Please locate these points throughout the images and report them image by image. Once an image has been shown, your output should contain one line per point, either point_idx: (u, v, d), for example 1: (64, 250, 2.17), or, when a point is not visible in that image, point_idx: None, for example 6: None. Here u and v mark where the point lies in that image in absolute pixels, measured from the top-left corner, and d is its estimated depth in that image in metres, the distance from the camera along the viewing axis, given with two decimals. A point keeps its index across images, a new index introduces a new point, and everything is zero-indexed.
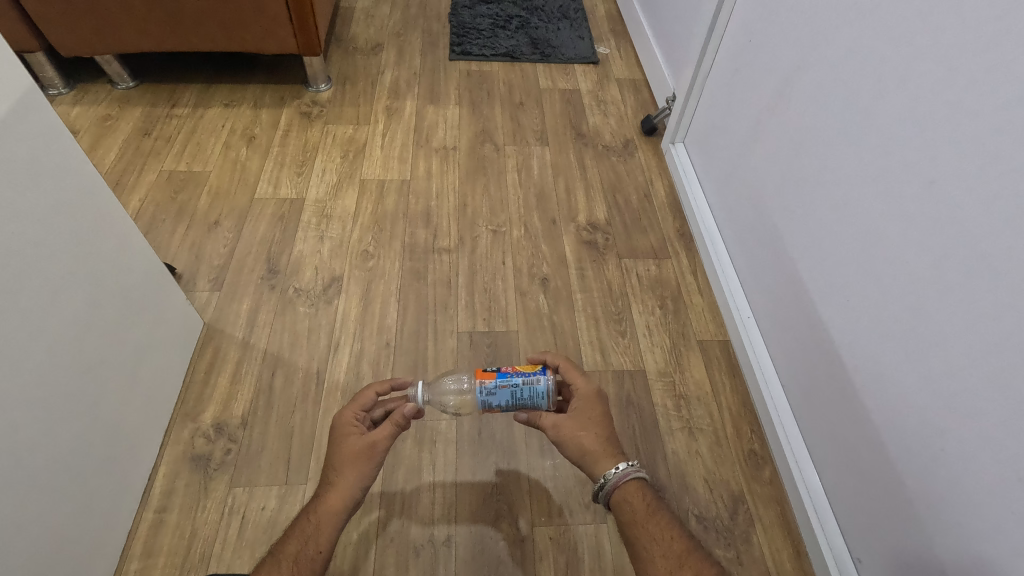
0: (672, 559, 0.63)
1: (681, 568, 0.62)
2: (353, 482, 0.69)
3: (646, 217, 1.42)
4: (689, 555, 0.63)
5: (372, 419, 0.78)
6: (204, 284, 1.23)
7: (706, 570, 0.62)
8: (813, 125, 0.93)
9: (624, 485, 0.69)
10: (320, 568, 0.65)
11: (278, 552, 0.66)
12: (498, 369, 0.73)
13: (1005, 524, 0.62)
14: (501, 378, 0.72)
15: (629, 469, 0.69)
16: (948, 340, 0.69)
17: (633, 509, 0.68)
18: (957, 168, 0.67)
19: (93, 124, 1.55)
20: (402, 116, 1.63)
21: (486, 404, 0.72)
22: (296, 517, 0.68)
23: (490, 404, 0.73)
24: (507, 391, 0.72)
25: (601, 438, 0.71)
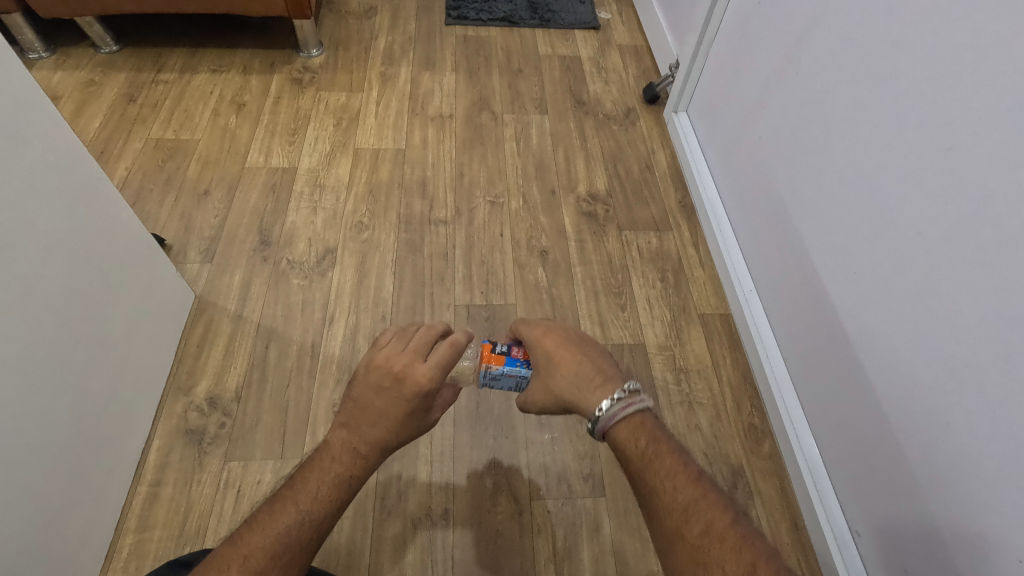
0: (678, 511, 0.55)
1: (689, 521, 0.54)
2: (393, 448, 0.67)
3: (648, 188, 1.39)
4: (697, 505, 0.55)
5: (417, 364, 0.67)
6: (195, 256, 1.20)
7: (718, 518, 0.54)
8: (823, 91, 0.89)
9: (614, 427, 0.62)
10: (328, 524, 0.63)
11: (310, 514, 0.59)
12: (510, 355, 0.71)
13: (1009, 499, 0.61)
14: (509, 367, 0.71)
15: (615, 407, 0.62)
16: (961, 313, 0.66)
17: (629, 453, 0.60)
18: (975, 134, 0.64)
19: (76, 89, 1.50)
20: (397, 83, 1.58)
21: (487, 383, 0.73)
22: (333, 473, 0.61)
23: (490, 383, 0.73)
24: (512, 379, 0.71)
25: (575, 372, 0.66)
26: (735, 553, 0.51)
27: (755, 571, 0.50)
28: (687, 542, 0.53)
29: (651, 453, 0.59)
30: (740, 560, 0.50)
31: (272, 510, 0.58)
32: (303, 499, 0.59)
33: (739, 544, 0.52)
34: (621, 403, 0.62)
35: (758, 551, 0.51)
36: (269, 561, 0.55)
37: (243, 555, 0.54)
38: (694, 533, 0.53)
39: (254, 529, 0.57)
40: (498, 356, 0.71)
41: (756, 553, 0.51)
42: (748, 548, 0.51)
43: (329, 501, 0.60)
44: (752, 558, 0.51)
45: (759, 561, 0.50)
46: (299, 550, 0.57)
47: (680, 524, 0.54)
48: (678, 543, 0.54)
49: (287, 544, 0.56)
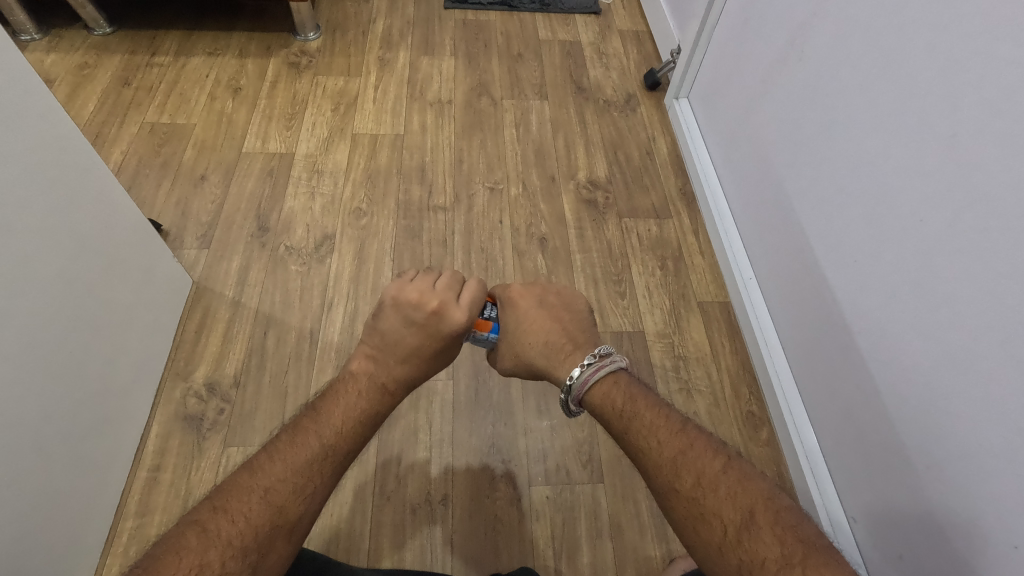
0: (668, 464, 0.58)
1: (679, 473, 0.57)
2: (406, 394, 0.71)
3: (649, 175, 1.38)
4: (683, 456, 0.57)
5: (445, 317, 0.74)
6: (192, 241, 1.19)
7: (707, 466, 0.56)
8: (826, 77, 0.88)
9: (588, 392, 0.68)
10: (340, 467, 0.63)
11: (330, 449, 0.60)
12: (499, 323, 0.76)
13: (1005, 485, 0.61)
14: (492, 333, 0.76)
15: (586, 371, 0.68)
16: (962, 301, 0.66)
17: (611, 416, 0.65)
18: (980, 120, 0.63)
19: (69, 72, 1.48)
20: (395, 68, 1.56)
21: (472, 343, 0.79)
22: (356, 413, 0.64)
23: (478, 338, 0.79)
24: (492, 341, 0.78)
25: (545, 347, 0.73)
26: (730, 500, 0.54)
27: (753, 518, 0.52)
28: (681, 495, 0.55)
29: (630, 412, 0.63)
30: (739, 508, 0.53)
31: (299, 440, 0.59)
32: (328, 433, 0.60)
33: (735, 491, 0.54)
34: (592, 367, 0.68)
35: (756, 495, 0.54)
36: (295, 493, 0.55)
37: (270, 484, 0.54)
38: (687, 485, 0.56)
39: (280, 458, 0.57)
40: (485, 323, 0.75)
41: (754, 499, 0.53)
42: (745, 494, 0.54)
43: (350, 438, 0.62)
44: (749, 503, 0.53)
45: (757, 505, 0.53)
46: (321, 484, 0.58)
47: (671, 479, 0.57)
48: (672, 497, 0.56)
49: (310, 475, 0.57)
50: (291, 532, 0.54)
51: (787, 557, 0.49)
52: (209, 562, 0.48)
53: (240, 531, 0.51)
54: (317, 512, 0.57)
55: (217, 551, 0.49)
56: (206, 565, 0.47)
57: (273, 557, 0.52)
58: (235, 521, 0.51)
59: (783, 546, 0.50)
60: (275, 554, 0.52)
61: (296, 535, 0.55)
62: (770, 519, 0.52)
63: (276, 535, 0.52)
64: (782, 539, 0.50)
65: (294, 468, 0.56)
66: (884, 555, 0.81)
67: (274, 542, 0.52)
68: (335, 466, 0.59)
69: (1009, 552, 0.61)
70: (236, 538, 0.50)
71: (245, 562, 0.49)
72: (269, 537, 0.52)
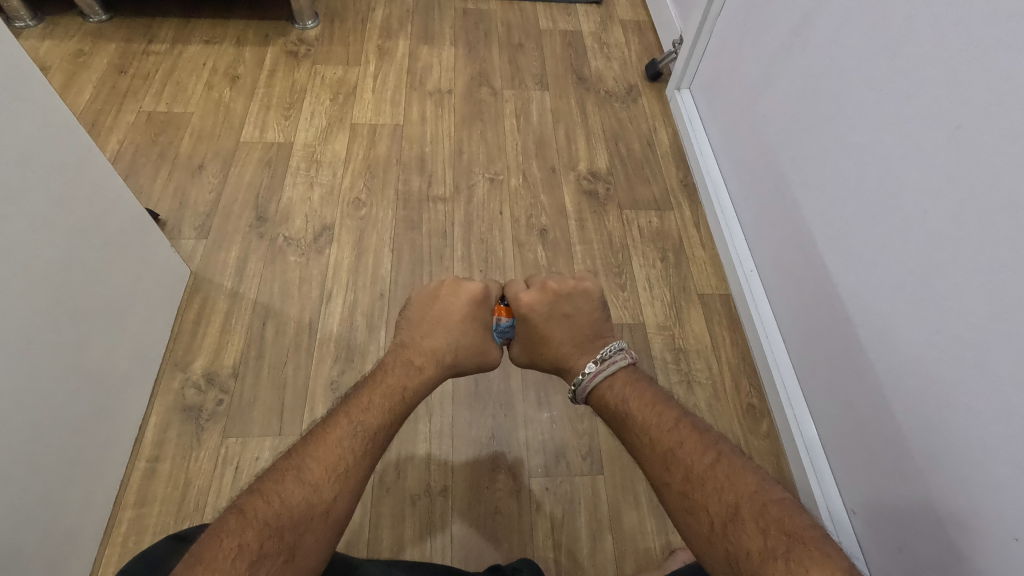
0: (661, 460, 0.61)
1: (671, 469, 0.59)
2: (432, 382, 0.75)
3: (650, 167, 1.37)
4: (674, 453, 0.60)
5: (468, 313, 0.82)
6: (190, 231, 1.18)
7: (697, 462, 0.58)
8: (830, 67, 0.87)
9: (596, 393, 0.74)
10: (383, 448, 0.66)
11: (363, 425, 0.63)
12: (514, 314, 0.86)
13: (1006, 477, 0.61)
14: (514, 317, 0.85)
15: (591, 374, 0.73)
16: (966, 294, 0.66)
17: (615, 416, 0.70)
18: (988, 111, 0.62)
19: (65, 60, 1.46)
20: (394, 57, 1.54)
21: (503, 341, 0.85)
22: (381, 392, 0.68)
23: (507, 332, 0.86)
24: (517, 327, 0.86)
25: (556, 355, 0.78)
26: (716, 494, 0.55)
27: (738, 512, 0.53)
28: (674, 488, 0.58)
29: (627, 412, 0.67)
30: (723, 502, 0.54)
31: (331, 426, 0.61)
32: (360, 417, 0.63)
33: (721, 486, 0.55)
34: (592, 372, 0.73)
35: (742, 489, 0.55)
36: (330, 475, 0.57)
37: (304, 467, 0.56)
38: (677, 480, 0.58)
39: (313, 443, 0.59)
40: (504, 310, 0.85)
41: (739, 494, 0.54)
42: (730, 488, 0.55)
43: (382, 424, 0.65)
44: (734, 498, 0.54)
45: (742, 499, 0.54)
46: (356, 467, 0.60)
47: (665, 473, 0.60)
48: (667, 490, 0.59)
49: (345, 458, 0.59)
50: (329, 514, 0.56)
51: (770, 548, 0.50)
52: (247, 542, 0.49)
53: (276, 511, 0.52)
54: (354, 496, 0.59)
55: (255, 530, 0.50)
56: (244, 544, 0.49)
57: (311, 538, 0.54)
58: (271, 503, 0.53)
59: (766, 538, 0.50)
60: (312, 536, 0.54)
61: (332, 517, 0.56)
62: (755, 511, 0.52)
63: (311, 517, 0.54)
64: (765, 532, 0.51)
65: (328, 452, 0.59)
66: (883, 547, 0.81)
67: (310, 524, 0.54)
68: (369, 450, 0.62)
69: (1009, 545, 0.61)
70: (272, 519, 0.52)
71: (281, 543, 0.51)
72: (304, 518, 0.54)
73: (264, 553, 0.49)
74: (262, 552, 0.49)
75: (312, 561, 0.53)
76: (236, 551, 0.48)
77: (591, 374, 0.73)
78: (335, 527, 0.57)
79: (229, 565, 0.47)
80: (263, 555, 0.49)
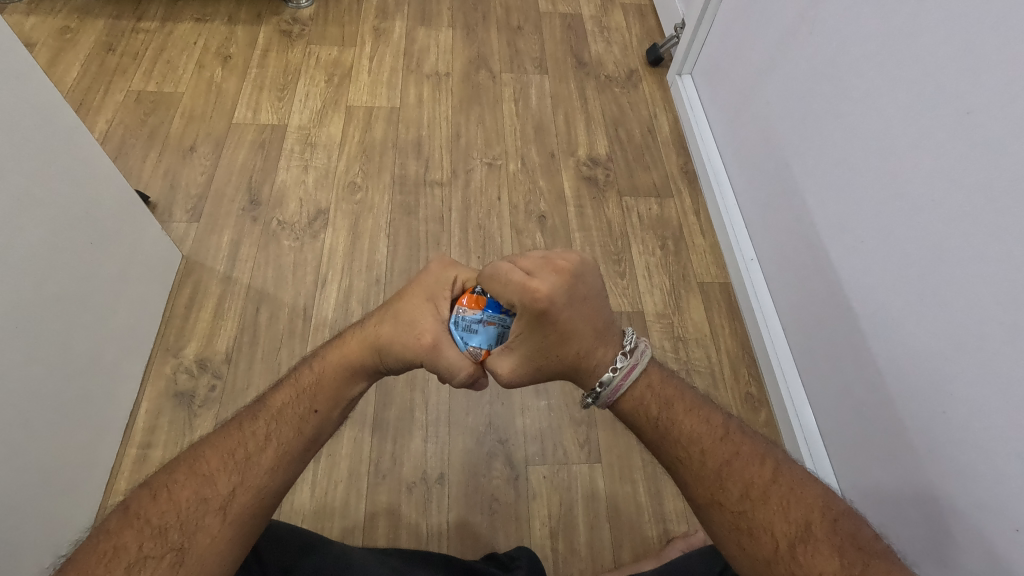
0: (712, 476, 0.49)
1: (725, 486, 0.49)
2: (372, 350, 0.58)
3: (650, 153, 1.35)
4: (730, 465, 0.49)
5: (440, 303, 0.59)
6: (181, 214, 1.16)
7: (756, 476, 0.49)
8: (835, 52, 0.85)
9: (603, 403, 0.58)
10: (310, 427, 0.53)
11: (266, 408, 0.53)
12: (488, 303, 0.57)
13: (1009, 470, 0.61)
14: (490, 314, 0.56)
15: (616, 382, 0.54)
16: (972, 286, 0.64)
17: (642, 422, 0.54)
18: (999, 97, 0.60)
19: (50, 37, 1.42)
20: (391, 39, 1.51)
21: (467, 349, 0.57)
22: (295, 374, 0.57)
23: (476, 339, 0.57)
24: (492, 331, 0.57)
25: None
26: (782, 511, 0.47)
27: (809, 530, 0.46)
28: (726, 509, 0.48)
29: (666, 420, 0.53)
30: (792, 520, 0.46)
31: (235, 414, 0.53)
32: (268, 400, 0.54)
33: (787, 502, 0.47)
34: (622, 370, 0.55)
35: (810, 503, 0.47)
36: (226, 463, 0.49)
37: (196, 457, 0.49)
38: (733, 497, 0.48)
39: (211, 431, 0.51)
40: (478, 299, 0.57)
41: (809, 508, 0.47)
42: (797, 503, 0.47)
43: (292, 400, 0.54)
44: (804, 514, 0.47)
45: (812, 517, 0.47)
46: (263, 453, 0.50)
47: (715, 490, 0.49)
48: (714, 510, 0.48)
49: (245, 442, 0.50)
50: (228, 509, 0.47)
51: (848, 568, 0.44)
52: (124, 545, 0.43)
53: (162, 509, 0.46)
54: (267, 487, 0.49)
55: (132, 532, 0.44)
56: (120, 548, 0.43)
57: (207, 537, 0.45)
58: (158, 500, 0.46)
59: (843, 557, 0.44)
60: (209, 535, 0.45)
61: (236, 513, 0.47)
62: (828, 530, 0.46)
63: (204, 512, 0.46)
64: (841, 550, 0.45)
65: (227, 439, 0.50)
66: None
67: (203, 520, 0.46)
68: (280, 432, 0.52)
69: (1011, 536, 0.61)
70: (156, 518, 0.45)
71: (167, 543, 0.44)
72: (195, 514, 0.46)
73: (144, 555, 0.43)
74: (142, 555, 0.43)
75: (211, 565, 0.44)
76: (109, 556, 0.43)
77: (618, 383, 0.54)
78: (245, 522, 0.47)
79: (101, 572, 0.42)
80: (142, 558, 0.43)
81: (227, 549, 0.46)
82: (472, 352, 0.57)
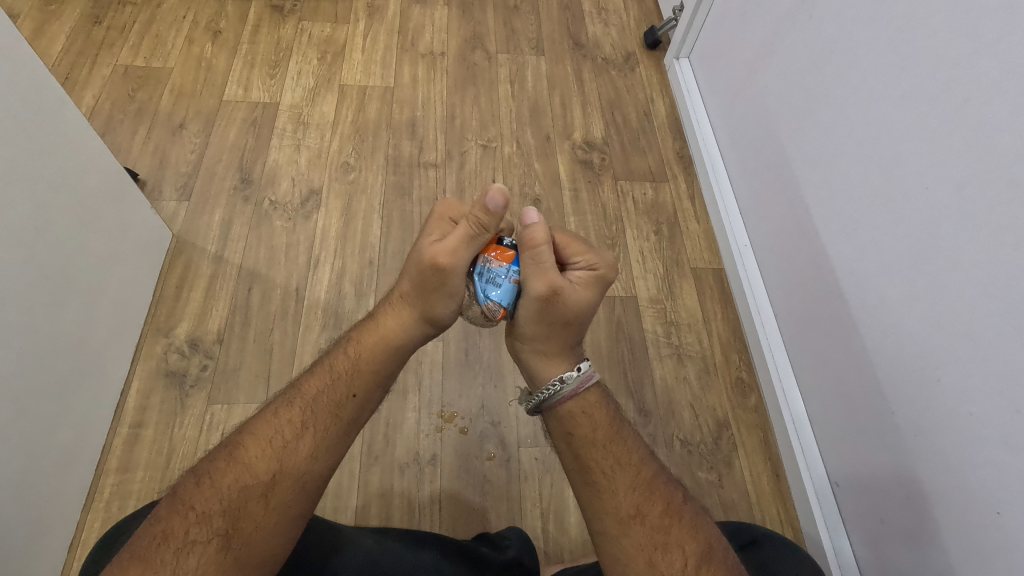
0: (639, 490, 0.52)
1: (649, 500, 0.51)
2: (408, 327, 0.58)
3: (646, 138, 1.34)
4: (655, 483, 0.53)
5: (447, 244, 0.55)
6: (171, 193, 1.14)
7: (674, 497, 0.53)
8: (835, 36, 0.84)
9: (585, 393, 0.57)
10: (349, 414, 0.54)
11: (300, 392, 0.54)
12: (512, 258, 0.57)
13: (993, 454, 0.62)
14: (517, 269, 0.57)
15: (590, 371, 0.57)
16: (964, 275, 0.65)
17: (585, 427, 0.55)
18: (998, 83, 0.60)
19: (35, 8, 1.38)
20: (385, 16, 1.48)
21: (486, 303, 0.57)
22: (331, 352, 0.58)
23: (495, 297, 0.56)
24: (512, 287, 0.57)
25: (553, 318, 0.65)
26: (693, 531, 0.51)
27: (711, 551, 0.50)
28: (646, 524, 0.50)
29: (616, 430, 0.55)
30: (699, 539, 0.50)
31: (271, 400, 0.55)
32: (304, 385, 0.55)
33: (697, 524, 0.51)
34: (580, 377, 0.57)
35: (712, 529, 0.52)
36: (264, 452, 0.51)
37: (236, 446, 0.51)
38: (655, 513, 0.51)
39: (250, 418, 0.53)
40: (505, 252, 0.57)
41: (711, 533, 0.52)
42: (702, 526, 0.52)
43: (326, 385, 0.55)
44: (707, 537, 0.51)
45: (713, 540, 0.51)
46: (302, 441, 0.52)
47: (640, 504, 0.51)
48: (634, 524, 0.50)
49: (281, 432, 0.52)
50: (270, 496, 0.49)
51: None
52: (172, 530, 0.46)
53: (204, 496, 0.48)
54: (307, 474, 0.51)
55: (180, 518, 0.47)
56: (168, 533, 0.46)
57: (252, 523, 0.48)
58: (201, 487, 0.49)
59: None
60: (252, 521, 0.48)
61: (277, 500, 0.49)
62: (724, 553, 0.50)
63: (247, 500, 0.48)
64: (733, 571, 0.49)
65: (264, 427, 0.52)
66: (865, 519, 0.83)
67: (246, 507, 0.48)
68: (317, 421, 0.53)
69: (993, 518, 0.62)
70: (199, 505, 0.48)
71: (211, 529, 0.47)
72: (238, 501, 0.48)
73: (191, 541, 0.46)
74: (189, 540, 0.46)
75: (257, 551, 0.48)
76: (160, 540, 0.46)
77: (591, 372, 0.57)
78: (288, 508, 0.50)
79: (153, 555, 0.45)
80: (189, 543, 0.46)
81: (272, 534, 0.49)
82: (490, 308, 0.57)
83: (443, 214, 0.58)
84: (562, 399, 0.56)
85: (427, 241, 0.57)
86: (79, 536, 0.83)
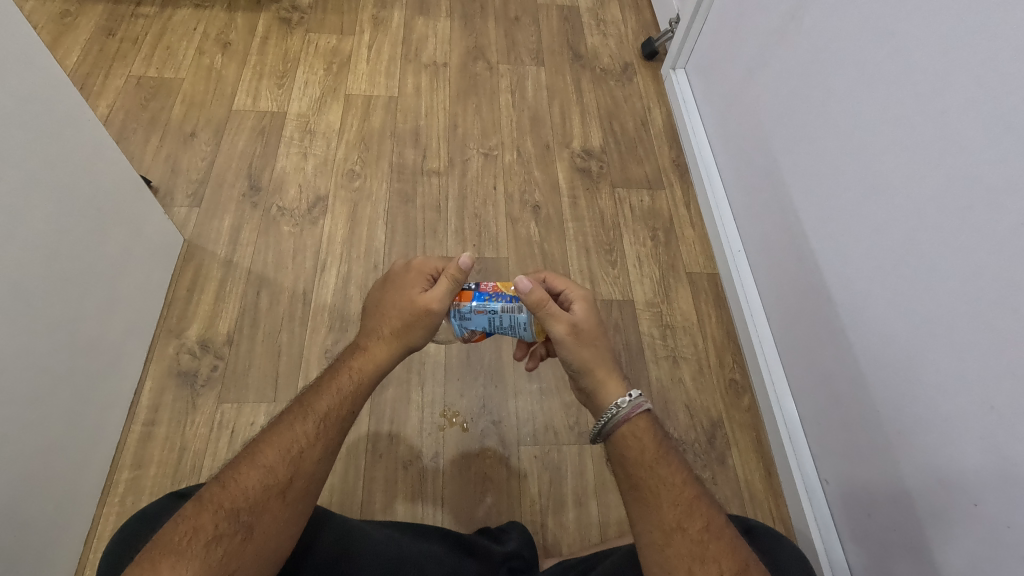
0: (683, 506, 0.54)
1: (692, 518, 0.54)
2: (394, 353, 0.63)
3: (643, 146, 1.38)
4: (699, 504, 0.55)
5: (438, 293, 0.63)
6: (183, 199, 1.18)
7: (717, 517, 0.55)
8: (822, 50, 0.87)
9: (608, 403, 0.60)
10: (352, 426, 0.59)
11: (309, 405, 0.57)
12: (477, 290, 0.65)
13: (970, 449, 0.65)
14: (477, 303, 0.64)
15: (640, 399, 0.60)
16: (942, 280, 0.68)
17: (634, 449, 0.58)
18: (972, 99, 0.64)
19: (51, 20, 1.43)
20: (390, 28, 1.53)
21: (463, 331, 0.67)
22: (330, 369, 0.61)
23: (468, 326, 0.66)
24: (482, 318, 0.64)
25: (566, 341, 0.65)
26: (731, 551, 0.53)
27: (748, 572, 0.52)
28: (687, 537, 0.53)
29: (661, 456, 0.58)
30: (736, 559, 0.52)
31: (285, 409, 0.57)
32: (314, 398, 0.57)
33: (735, 546, 0.53)
34: (627, 410, 0.59)
35: (750, 552, 0.54)
36: (284, 457, 0.53)
37: (255, 452, 0.54)
38: (696, 529, 0.53)
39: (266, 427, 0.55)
40: (466, 292, 0.65)
41: (750, 556, 0.53)
42: (740, 548, 0.53)
43: (336, 400, 0.58)
44: (745, 559, 0.53)
45: (750, 562, 0.53)
46: (316, 447, 0.55)
47: (681, 518, 0.54)
48: (677, 537, 0.53)
49: (299, 439, 0.55)
50: (287, 495, 0.53)
51: None
52: (202, 525, 0.49)
53: (230, 495, 0.51)
54: (318, 474, 0.55)
55: (209, 514, 0.50)
56: (199, 528, 0.49)
57: (271, 516, 0.52)
58: (226, 488, 0.52)
59: None
60: (270, 516, 0.51)
61: (293, 496, 0.53)
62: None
63: (268, 498, 0.52)
64: None
65: (281, 435, 0.55)
66: (853, 516, 0.85)
67: (267, 504, 0.52)
68: (329, 430, 0.56)
69: (970, 509, 0.65)
70: (227, 501, 0.51)
71: (236, 522, 0.50)
72: (261, 500, 0.51)
73: (219, 534, 0.49)
74: (218, 533, 0.49)
75: (273, 540, 0.51)
76: (190, 535, 0.49)
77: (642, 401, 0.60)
78: (301, 504, 0.54)
79: (184, 547, 0.48)
80: (217, 536, 0.49)
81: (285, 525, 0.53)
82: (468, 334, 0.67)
83: (417, 268, 0.66)
84: (614, 427, 0.59)
85: (412, 290, 0.64)
86: (93, 530, 0.86)
